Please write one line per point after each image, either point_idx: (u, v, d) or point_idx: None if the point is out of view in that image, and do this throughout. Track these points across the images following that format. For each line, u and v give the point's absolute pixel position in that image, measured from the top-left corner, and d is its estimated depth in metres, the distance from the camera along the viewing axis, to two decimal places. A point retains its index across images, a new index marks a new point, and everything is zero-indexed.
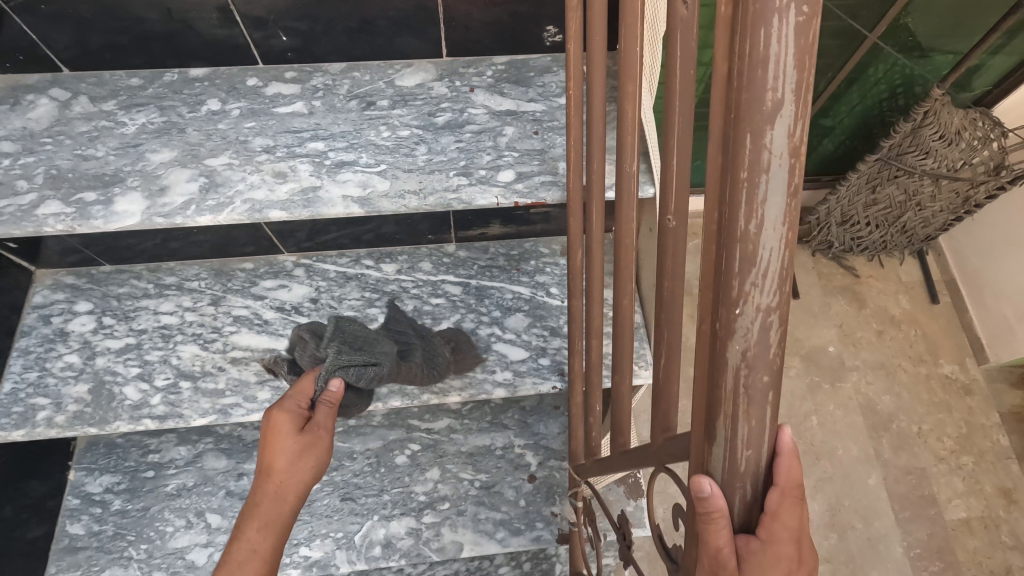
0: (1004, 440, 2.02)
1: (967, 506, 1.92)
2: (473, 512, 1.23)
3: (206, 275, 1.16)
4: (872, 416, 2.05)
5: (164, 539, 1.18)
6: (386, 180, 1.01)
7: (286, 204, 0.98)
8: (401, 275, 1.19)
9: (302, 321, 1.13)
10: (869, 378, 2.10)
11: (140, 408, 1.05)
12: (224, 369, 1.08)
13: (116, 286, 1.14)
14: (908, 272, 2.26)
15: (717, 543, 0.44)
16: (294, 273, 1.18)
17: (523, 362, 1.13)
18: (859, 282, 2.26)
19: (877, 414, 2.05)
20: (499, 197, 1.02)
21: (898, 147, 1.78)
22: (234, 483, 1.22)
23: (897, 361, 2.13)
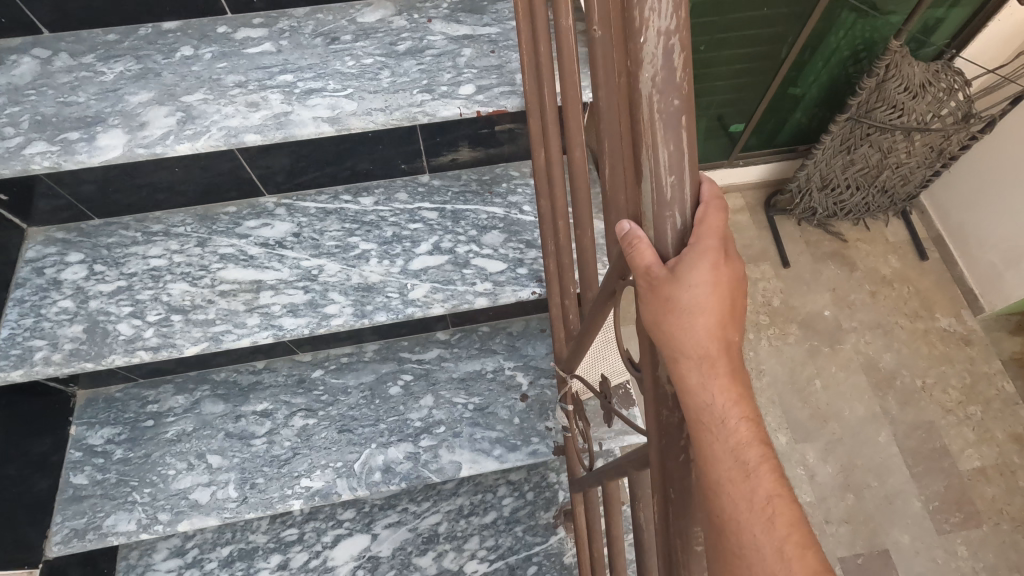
0: (1009, 386, 2.25)
1: (981, 456, 2.14)
2: (468, 433, 1.25)
3: (191, 221, 1.21)
4: (875, 374, 2.29)
5: (167, 482, 1.19)
6: (354, 101, 1.06)
7: (260, 129, 1.03)
8: (379, 206, 1.24)
9: (286, 254, 1.17)
10: (869, 339, 2.35)
11: (135, 341, 1.08)
12: (213, 301, 1.12)
13: (106, 237, 1.19)
14: (895, 232, 2.55)
15: (648, 263, 0.49)
16: (275, 212, 1.23)
17: (502, 273, 1.17)
18: (847, 245, 2.54)
19: (880, 371, 2.29)
20: (462, 108, 1.07)
21: (868, 104, 2.01)
22: (232, 425, 1.25)
23: (897, 320, 2.39)
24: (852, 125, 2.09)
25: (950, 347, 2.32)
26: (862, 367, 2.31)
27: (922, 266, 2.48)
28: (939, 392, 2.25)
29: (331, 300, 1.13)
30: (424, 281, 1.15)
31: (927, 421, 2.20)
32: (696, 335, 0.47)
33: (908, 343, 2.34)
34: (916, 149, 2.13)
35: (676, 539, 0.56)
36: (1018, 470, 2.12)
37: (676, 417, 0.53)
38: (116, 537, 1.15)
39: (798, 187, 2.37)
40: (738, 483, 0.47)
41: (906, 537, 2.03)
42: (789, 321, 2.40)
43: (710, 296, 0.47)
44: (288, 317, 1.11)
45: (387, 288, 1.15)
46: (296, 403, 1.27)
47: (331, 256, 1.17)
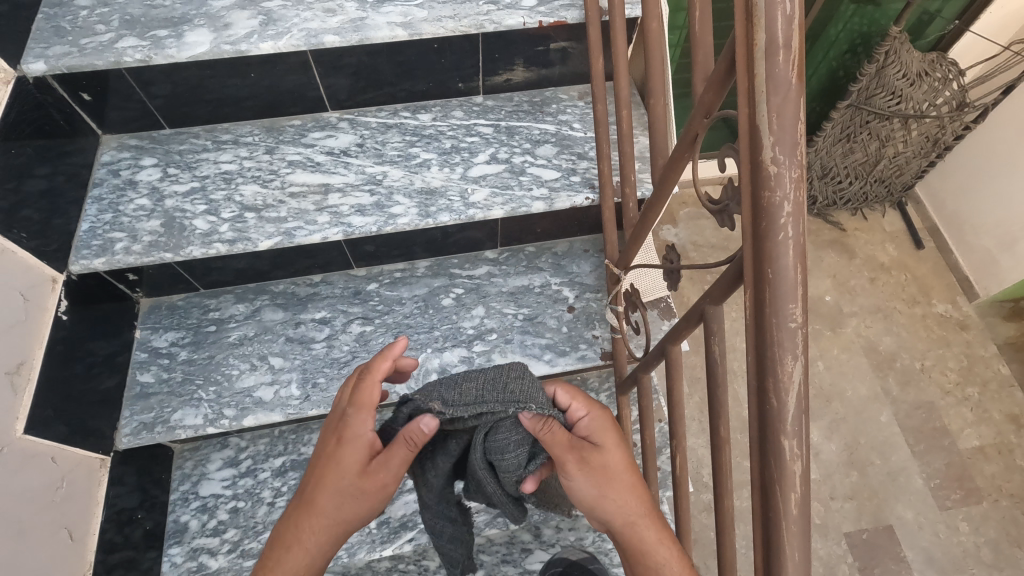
0: (1004, 369, 2.34)
1: (979, 434, 2.22)
2: (520, 339, 1.30)
3: (258, 131, 1.27)
4: (876, 356, 2.36)
5: (231, 381, 1.23)
6: (424, 10, 1.14)
7: (338, 31, 1.10)
8: (437, 121, 1.30)
9: (351, 161, 1.23)
10: (869, 322, 2.42)
11: (211, 235, 1.13)
12: (284, 202, 1.18)
13: (177, 144, 1.24)
14: (892, 221, 2.63)
15: None
16: (339, 125, 1.29)
17: (557, 181, 1.23)
18: (846, 233, 2.61)
19: (881, 352, 2.37)
20: (526, 18, 1.15)
21: (869, 89, 2.16)
22: (292, 330, 1.29)
23: (895, 304, 2.46)
24: (852, 112, 2.24)
25: (948, 331, 2.40)
26: (863, 348, 2.38)
27: (918, 253, 2.56)
28: (937, 374, 2.33)
29: (396, 202, 1.19)
30: (483, 187, 1.22)
31: (928, 400, 2.28)
32: (575, 504, 0.80)
33: (908, 328, 2.42)
34: (913, 137, 2.30)
35: (770, 318, 0.62)
36: (1014, 449, 2.20)
37: (777, 196, 0.59)
38: (183, 431, 1.19)
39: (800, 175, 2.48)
40: (627, 533, 0.79)
41: (909, 512, 2.10)
42: None
43: (587, 491, 0.78)
44: (357, 216, 1.17)
45: (449, 193, 1.20)
46: (352, 311, 1.32)
47: (394, 163, 1.23)
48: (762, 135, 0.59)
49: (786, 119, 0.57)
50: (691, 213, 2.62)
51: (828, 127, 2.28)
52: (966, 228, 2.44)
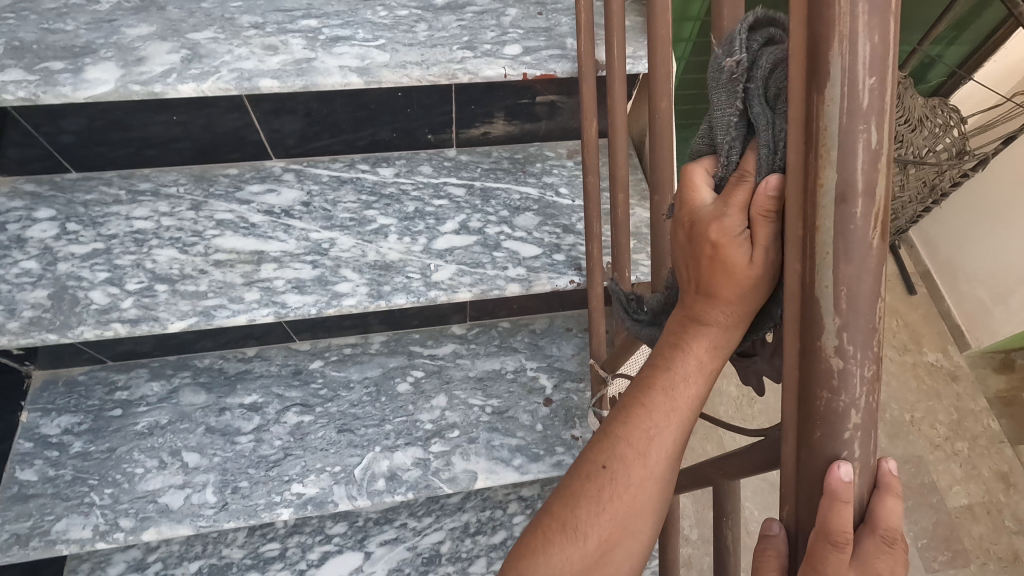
0: (995, 424, 2.06)
1: (968, 492, 1.95)
2: (486, 439, 1.10)
3: (185, 181, 1.07)
4: None
5: (133, 482, 1.02)
6: (386, 52, 0.95)
7: (277, 74, 0.90)
8: (400, 178, 1.11)
9: (293, 224, 1.03)
10: None
11: (109, 312, 0.92)
12: (205, 273, 0.97)
13: (84, 193, 1.03)
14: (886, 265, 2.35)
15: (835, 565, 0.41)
16: (282, 178, 1.09)
17: (536, 259, 1.04)
18: None
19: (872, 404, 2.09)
20: (507, 68, 0.96)
21: None
22: (214, 419, 1.08)
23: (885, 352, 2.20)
24: None
25: (939, 382, 2.12)
26: None
27: (911, 299, 2.27)
28: (930, 429, 2.05)
29: (342, 277, 0.99)
30: (450, 263, 1.02)
31: (915, 454, 2.00)
32: None
33: (897, 376, 2.15)
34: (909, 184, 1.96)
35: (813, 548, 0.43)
36: (1005, 509, 1.93)
37: (839, 400, 0.41)
38: (66, 546, 0.97)
39: None
40: None
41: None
42: None
43: None
44: (293, 294, 0.97)
45: (408, 268, 1.01)
46: (290, 397, 1.12)
47: (345, 229, 1.04)
48: (822, 315, 0.40)
49: (859, 296, 0.39)
50: None
51: None
52: (959, 273, 2.16)
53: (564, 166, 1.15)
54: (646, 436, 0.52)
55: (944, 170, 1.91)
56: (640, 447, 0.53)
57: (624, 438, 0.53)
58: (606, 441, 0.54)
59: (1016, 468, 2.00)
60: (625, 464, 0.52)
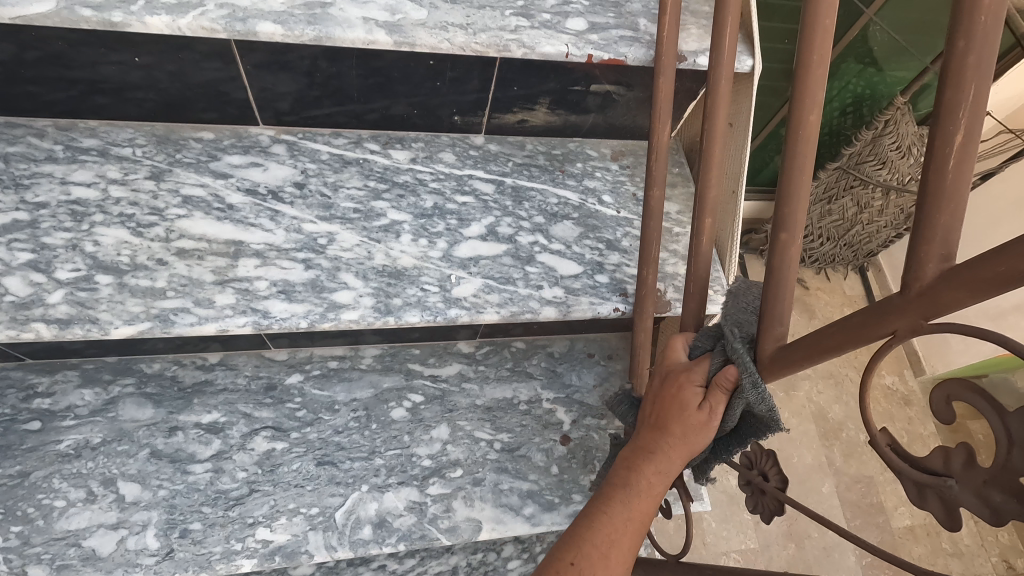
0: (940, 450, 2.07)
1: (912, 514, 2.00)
2: (494, 482, 0.94)
3: (144, 141, 0.84)
4: (825, 424, 2.12)
5: (50, 519, 0.80)
6: (422, 8, 0.75)
7: (282, 17, 0.70)
8: (416, 165, 0.91)
9: (283, 212, 0.83)
10: (820, 389, 2.16)
11: (29, 309, 0.70)
12: (165, 264, 0.76)
13: (5, 144, 0.80)
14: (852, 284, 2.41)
15: None
16: (271, 150, 0.88)
17: (576, 279, 0.88)
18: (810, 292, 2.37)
19: (828, 422, 2.12)
20: (570, 46, 0.78)
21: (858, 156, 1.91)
22: (162, 441, 0.87)
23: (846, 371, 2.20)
24: (838, 175, 1.99)
25: (892, 404, 2.10)
26: (810, 415, 2.13)
27: None
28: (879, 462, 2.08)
29: (342, 284, 0.80)
30: (474, 276, 0.84)
31: (869, 474, 2.04)
32: None
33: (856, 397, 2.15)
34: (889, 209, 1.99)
35: None
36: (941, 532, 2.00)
37: None
38: None
39: None
40: None
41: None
42: None
43: None
44: (278, 301, 0.77)
45: (423, 278, 0.82)
46: (259, 418, 0.92)
47: (347, 222, 0.84)
48: None
49: None
50: None
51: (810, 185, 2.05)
52: None
53: (610, 169, 0.98)
54: (609, 535, 0.61)
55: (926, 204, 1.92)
56: (605, 547, 0.61)
57: (589, 540, 0.61)
58: (574, 542, 0.62)
59: None
60: (593, 562, 0.60)
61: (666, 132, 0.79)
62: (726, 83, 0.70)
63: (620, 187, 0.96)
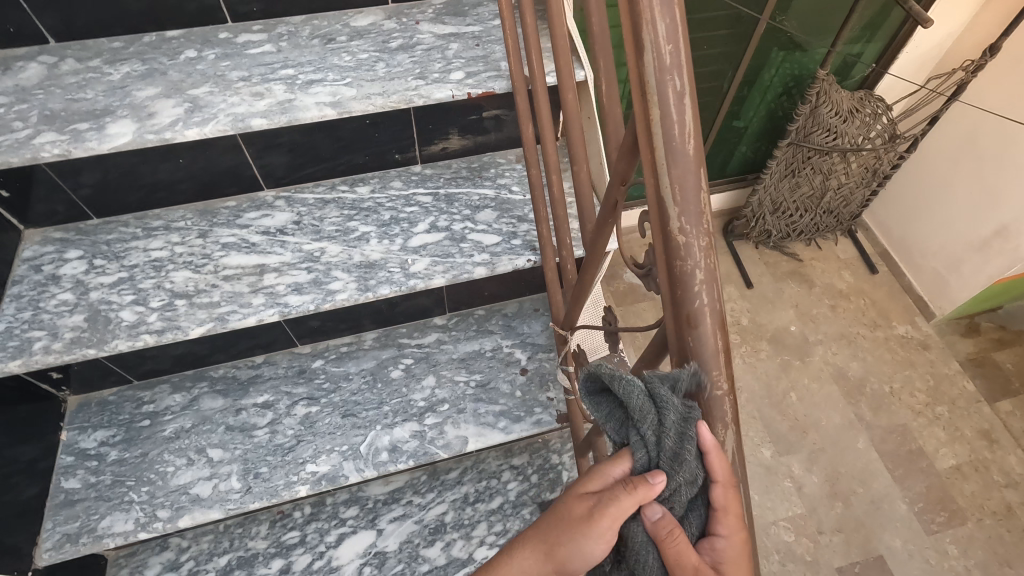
0: (969, 385, 2.48)
1: (953, 454, 2.30)
2: (473, 408, 1.26)
3: (191, 215, 1.24)
4: (846, 382, 2.49)
5: (166, 479, 1.15)
6: (353, 88, 1.15)
7: (265, 114, 1.10)
8: (375, 194, 1.30)
9: (288, 240, 1.21)
10: (836, 349, 2.57)
11: (138, 326, 1.08)
12: (217, 286, 1.14)
13: (105, 234, 1.21)
14: (845, 250, 2.87)
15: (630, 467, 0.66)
16: (275, 204, 1.27)
17: (497, 245, 1.23)
18: (805, 263, 2.84)
19: (850, 380, 2.49)
20: (454, 91, 1.17)
21: (804, 131, 2.33)
22: (233, 418, 1.23)
23: (858, 329, 2.63)
24: (794, 149, 2.40)
25: (912, 352, 2.55)
26: (832, 375, 2.51)
27: (873, 279, 2.78)
28: (904, 403, 2.43)
29: (334, 278, 1.16)
30: (424, 256, 1.20)
31: (900, 424, 2.37)
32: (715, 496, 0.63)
33: (873, 352, 2.57)
34: (852, 170, 2.45)
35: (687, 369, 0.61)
36: (991, 466, 2.28)
37: (688, 265, 0.59)
38: (112, 539, 1.09)
39: (754, 213, 2.68)
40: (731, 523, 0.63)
41: (898, 541, 2.12)
42: (763, 336, 2.62)
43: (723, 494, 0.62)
44: (293, 295, 1.14)
45: (389, 264, 1.19)
46: (297, 392, 1.27)
47: (332, 239, 1.22)
48: (667, 207, 0.59)
49: (688, 189, 0.58)
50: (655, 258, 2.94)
51: (773, 165, 2.46)
52: (919, 247, 2.62)
53: (517, 169, 1.35)
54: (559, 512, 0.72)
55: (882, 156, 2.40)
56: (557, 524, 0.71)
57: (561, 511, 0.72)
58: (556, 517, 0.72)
59: (994, 426, 2.38)
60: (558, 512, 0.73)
61: (530, 128, 1.15)
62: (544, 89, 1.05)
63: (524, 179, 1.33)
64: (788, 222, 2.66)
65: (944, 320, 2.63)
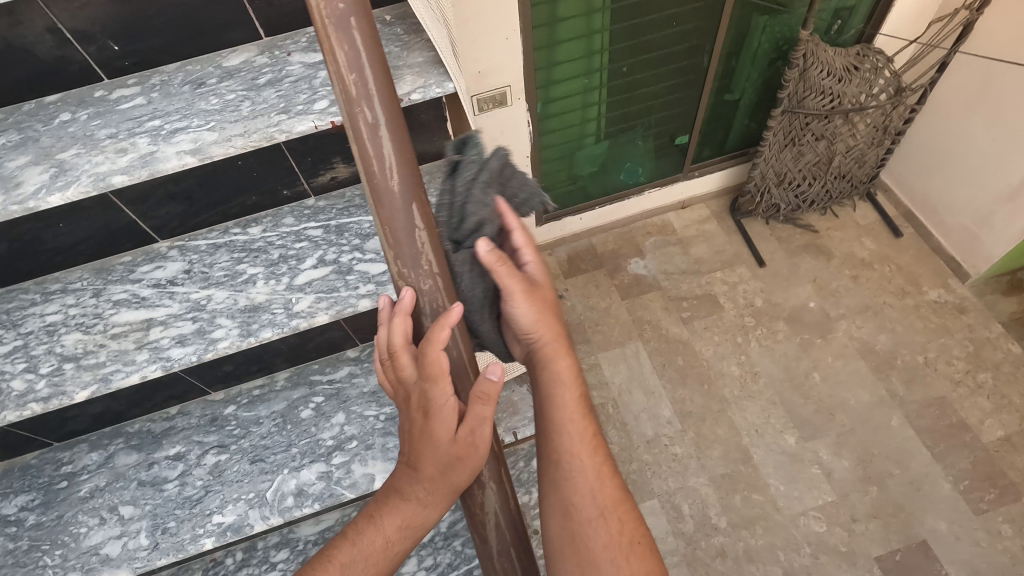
0: (1014, 347, 2.68)
1: (1001, 424, 2.52)
2: (381, 443, 1.22)
3: (87, 275, 1.25)
4: (874, 357, 2.72)
5: (78, 539, 1.16)
6: (215, 132, 1.13)
7: (126, 170, 1.09)
8: (266, 233, 1.28)
9: (177, 290, 1.21)
10: (861, 322, 2.80)
11: (27, 395, 1.09)
12: (104, 345, 1.14)
13: (5, 303, 1.22)
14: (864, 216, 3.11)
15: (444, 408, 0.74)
16: (168, 254, 1.27)
17: (384, 273, 1.18)
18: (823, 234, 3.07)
19: (880, 355, 2.73)
20: (316, 120, 1.13)
21: (797, 98, 2.53)
22: (145, 473, 1.23)
23: (886, 298, 2.86)
24: (789, 118, 2.61)
25: (946, 318, 2.77)
26: (859, 351, 2.75)
27: (900, 244, 3.00)
28: (943, 373, 2.65)
29: (218, 325, 1.15)
30: (309, 293, 1.17)
31: (938, 396, 2.60)
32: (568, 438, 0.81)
33: (901, 321, 2.79)
34: (862, 128, 2.69)
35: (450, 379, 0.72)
36: None
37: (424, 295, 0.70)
38: None
39: (758, 186, 2.91)
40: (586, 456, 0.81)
41: (942, 524, 2.35)
42: (776, 317, 2.86)
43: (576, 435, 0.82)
44: (176, 348, 1.13)
45: (272, 306, 1.16)
46: (208, 441, 1.26)
47: (219, 285, 1.20)
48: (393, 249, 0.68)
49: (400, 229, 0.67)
50: (654, 245, 3.11)
51: (771, 135, 2.66)
52: (945, 205, 2.85)
53: None
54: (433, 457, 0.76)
55: (890, 113, 2.66)
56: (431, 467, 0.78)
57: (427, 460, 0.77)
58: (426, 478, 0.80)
59: None
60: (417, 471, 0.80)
61: None
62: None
63: None
64: (796, 188, 2.91)
65: (982, 280, 2.83)
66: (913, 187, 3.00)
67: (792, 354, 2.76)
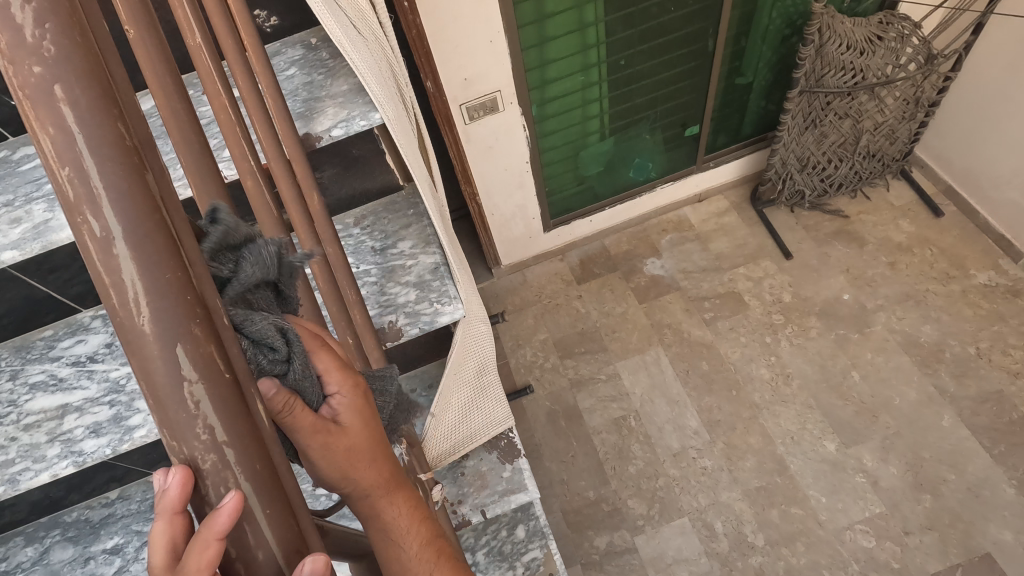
0: None
1: None
2: None
3: (5, 353, 1.12)
4: (918, 350, 2.44)
5: None
6: None
7: (17, 243, 0.97)
8: None
9: (96, 368, 1.08)
10: (901, 313, 2.52)
11: None
12: (15, 439, 1.01)
13: None
14: (899, 196, 2.79)
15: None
16: (91, 325, 1.14)
17: None
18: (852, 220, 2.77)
19: (926, 349, 2.44)
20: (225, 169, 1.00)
21: (816, 76, 2.27)
22: (80, 570, 1.11)
23: (929, 285, 2.56)
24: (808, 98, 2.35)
25: (997, 303, 2.47)
26: (902, 344, 2.46)
27: (941, 224, 2.68)
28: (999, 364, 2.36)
29: (137, 409, 1.01)
30: None
31: (994, 390, 2.32)
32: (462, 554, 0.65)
33: (947, 309, 2.50)
34: (889, 102, 2.43)
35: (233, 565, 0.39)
36: None
37: None
38: None
39: (778, 175, 2.64)
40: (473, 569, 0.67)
41: (1005, 532, 2.09)
42: (808, 313, 2.59)
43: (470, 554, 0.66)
44: (90, 439, 1.00)
45: None
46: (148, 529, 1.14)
47: None
48: None
49: None
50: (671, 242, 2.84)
51: (789, 119, 2.39)
52: (988, 177, 2.55)
53: (352, 234, 1.16)
54: None
55: (921, 83, 2.38)
56: None
57: None
58: None
59: None
60: None
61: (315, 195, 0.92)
62: (222, 114, 0.75)
63: (358, 246, 1.14)
64: (819, 175, 2.64)
65: None
66: (949, 160, 2.70)
67: (827, 353, 2.49)
